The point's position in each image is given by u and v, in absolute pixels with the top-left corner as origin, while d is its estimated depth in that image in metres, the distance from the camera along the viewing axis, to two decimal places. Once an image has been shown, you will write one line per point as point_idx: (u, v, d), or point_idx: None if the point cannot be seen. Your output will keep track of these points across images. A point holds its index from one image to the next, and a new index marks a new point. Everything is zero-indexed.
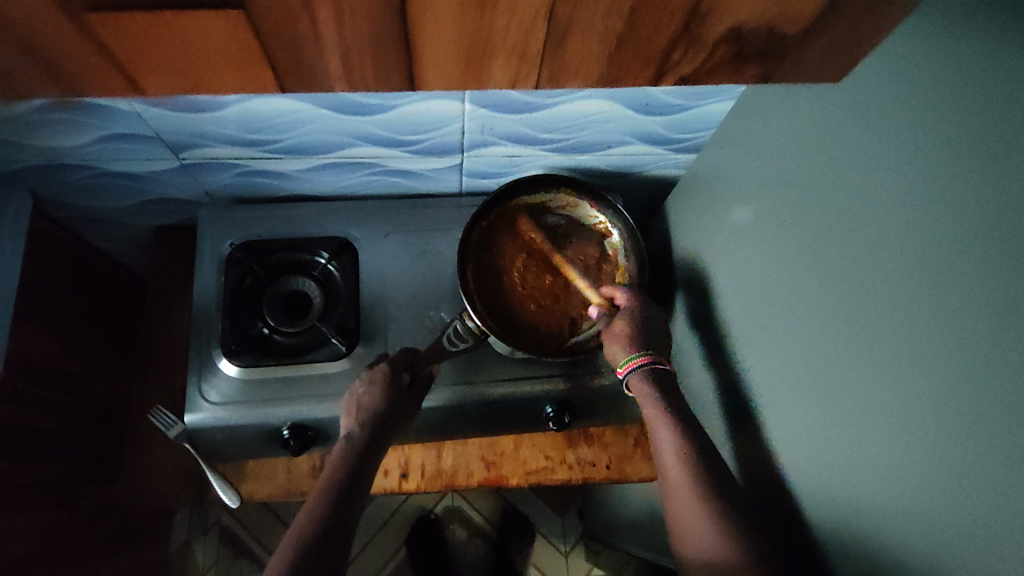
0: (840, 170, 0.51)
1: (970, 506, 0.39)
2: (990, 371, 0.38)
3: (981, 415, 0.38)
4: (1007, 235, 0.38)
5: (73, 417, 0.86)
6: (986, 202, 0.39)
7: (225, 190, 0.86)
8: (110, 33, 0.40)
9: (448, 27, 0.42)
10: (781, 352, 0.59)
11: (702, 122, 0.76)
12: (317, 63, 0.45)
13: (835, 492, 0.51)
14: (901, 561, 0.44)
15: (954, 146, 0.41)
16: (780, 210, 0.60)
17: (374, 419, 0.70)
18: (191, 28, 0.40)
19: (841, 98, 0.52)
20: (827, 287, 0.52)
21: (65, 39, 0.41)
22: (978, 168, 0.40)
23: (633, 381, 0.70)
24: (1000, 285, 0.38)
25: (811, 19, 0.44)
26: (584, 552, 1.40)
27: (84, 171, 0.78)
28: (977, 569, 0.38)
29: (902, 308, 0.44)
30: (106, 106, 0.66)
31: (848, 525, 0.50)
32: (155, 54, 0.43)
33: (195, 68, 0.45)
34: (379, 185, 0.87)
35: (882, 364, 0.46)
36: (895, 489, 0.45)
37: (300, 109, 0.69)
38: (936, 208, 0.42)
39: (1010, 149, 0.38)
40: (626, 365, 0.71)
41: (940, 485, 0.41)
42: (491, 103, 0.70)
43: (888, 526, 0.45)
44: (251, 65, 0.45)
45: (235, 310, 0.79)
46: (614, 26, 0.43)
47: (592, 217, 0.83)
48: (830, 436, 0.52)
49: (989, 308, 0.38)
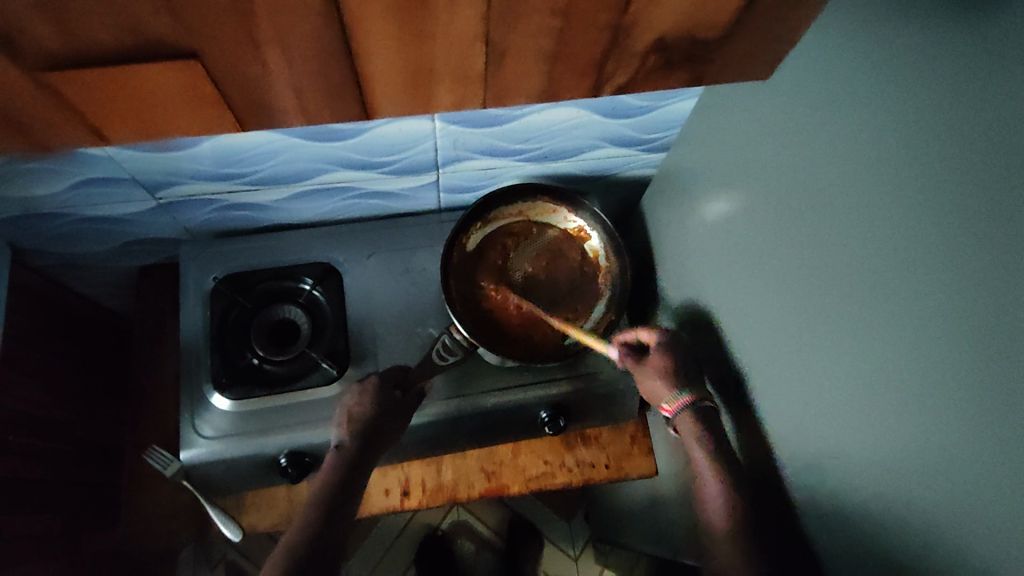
0: (803, 159, 0.53)
1: (949, 487, 0.40)
2: (959, 345, 0.39)
3: (951, 390, 0.39)
4: (964, 208, 0.39)
5: (74, 469, 0.85)
6: (940, 181, 0.40)
7: (204, 225, 0.86)
8: (73, 93, 0.41)
9: (391, 57, 0.43)
10: (766, 339, 0.60)
11: (666, 123, 0.78)
12: (270, 96, 0.45)
13: (821, 468, 0.52)
14: (891, 536, 0.45)
15: (905, 130, 0.43)
16: (751, 200, 0.61)
17: (363, 428, 0.71)
18: (137, 77, 0.41)
19: (797, 89, 0.54)
20: (802, 274, 0.54)
21: (31, 103, 0.42)
22: (928, 149, 0.41)
23: (679, 420, 0.68)
24: (962, 260, 0.39)
25: (727, 23, 0.45)
26: (594, 554, 1.41)
27: (63, 219, 0.78)
28: (967, 543, 0.39)
29: (872, 291, 0.46)
30: (80, 153, 0.67)
31: (837, 503, 0.51)
32: (103, 108, 0.44)
33: (138, 117, 0.45)
34: (358, 208, 0.88)
35: (855, 346, 0.48)
36: (878, 473, 0.46)
37: (272, 141, 0.70)
38: (895, 190, 0.44)
39: (953, 129, 0.40)
40: (672, 404, 0.68)
41: (919, 468, 0.42)
42: (462, 119, 0.71)
43: (873, 499, 0.47)
44: (198, 111, 0.46)
45: (223, 344, 0.79)
46: (545, 47, 0.44)
47: (571, 222, 0.84)
48: (815, 414, 0.53)
49: (953, 283, 0.39)
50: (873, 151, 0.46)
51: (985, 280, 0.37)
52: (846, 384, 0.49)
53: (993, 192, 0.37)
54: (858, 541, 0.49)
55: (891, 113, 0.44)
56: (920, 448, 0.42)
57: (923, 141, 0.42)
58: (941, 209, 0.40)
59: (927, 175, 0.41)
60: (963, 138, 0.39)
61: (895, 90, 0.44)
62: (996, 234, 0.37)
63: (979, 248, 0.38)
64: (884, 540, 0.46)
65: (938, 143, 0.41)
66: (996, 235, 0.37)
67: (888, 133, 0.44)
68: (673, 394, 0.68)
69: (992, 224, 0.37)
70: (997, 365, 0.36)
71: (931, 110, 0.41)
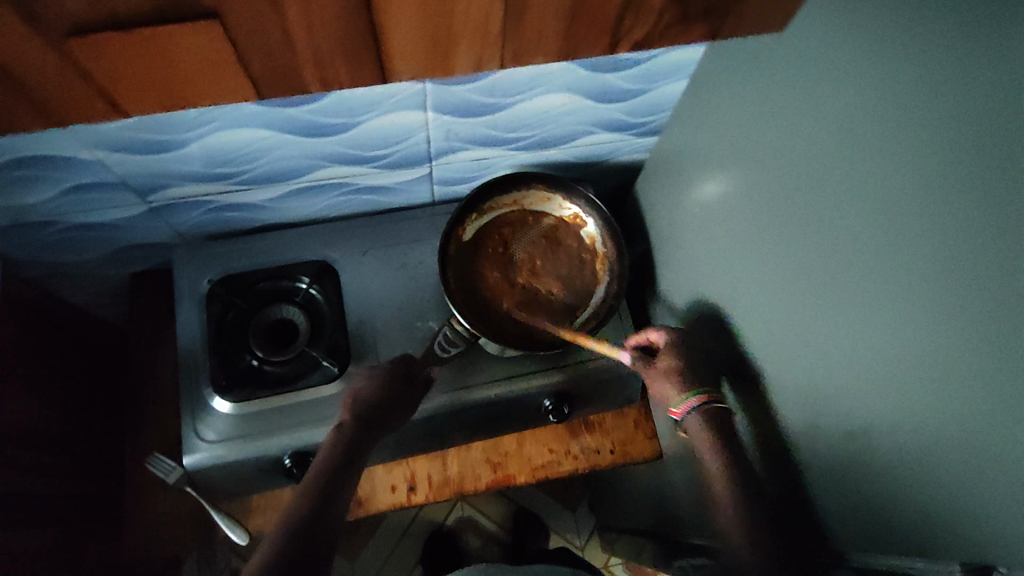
0: (794, 130, 0.53)
1: (956, 434, 0.40)
2: (955, 297, 0.39)
3: (949, 338, 0.40)
4: (957, 159, 0.39)
5: (80, 479, 0.84)
6: (933, 134, 0.41)
7: (197, 228, 0.85)
8: (91, 57, 0.41)
9: (411, 15, 0.43)
10: (765, 312, 0.61)
11: (657, 105, 0.78)
12: (283, 68, 0.46)
13: (829, 435, 0.53)
14: (902, 495, 0.46)
15: (894, 86, 0.43)
16: (745, 177, 0.62)
17: (368, 410, 0.70)
18: (151, 46, 0.41)
19: (785, 60, 0.54)
20: (799, 245, 0.54)
21: (49, 69, 0.42)
22: (918, 103, 0.42)
23: (689, 421, 0.65)
24: (954, 207, 0.39)
25: None
26: (600, 543, 1.42)
27: (54, 227, 0.77)
28: (977, 492, 0.39)
29: (871, 255, 0.46)
30: (68, 157, 0.66)
31: (849, 468, 0.51)
32: (128, 73, 0.44)
33: (153, 90, 0.46)
34: (352, 204, 0.88)
35: (854, 313, 0.48)
36: (883, 434, 0.47)
37: (262, 137, 0.69)
38: (887, 149, 0.44)
39: (942, 79, 0.40)
40: (682, 406, 0.65)
41: (923, 424, 0.43)
42: (452, 109, 0.71)
43: (886, 461, 0.47)
44: (211, 87, 0.47)
45: (222, 346, 0.78)
46: (564, 4, 0.45)
47: (566, 209, 0.84)
48: (819, 383, 0.53)
49: (950, 234, 0.40)
50: (866, 113, 0.46)
51: (983, 223, 0.38)
52: (847, 351, 0.49)
53: (984, 140, 0.37)
54: (872, 503, 0.49)
55: (880, 74, 0.45)
56: (923, 404, 0.42)
57: (913, 98, 0.42)
58: (933, 163, 0.41)
59: (919, 129, 0.42)
60: (954, 86, 0.39)
61: (882, 48, 0.44)
62: (989, 181, 0.37)
63: (972, 194, 0.38)
64: (893, 500, 0.47)
65: (929, 98, 0.41)
66: (993, 175, 0.37)
67: (878, 92, 0.45)
68: (684, 395, 0.66)
69: (985, 171, 0.37)
70: (992, 308, 0.37)
71: (920, 67, 0.42)
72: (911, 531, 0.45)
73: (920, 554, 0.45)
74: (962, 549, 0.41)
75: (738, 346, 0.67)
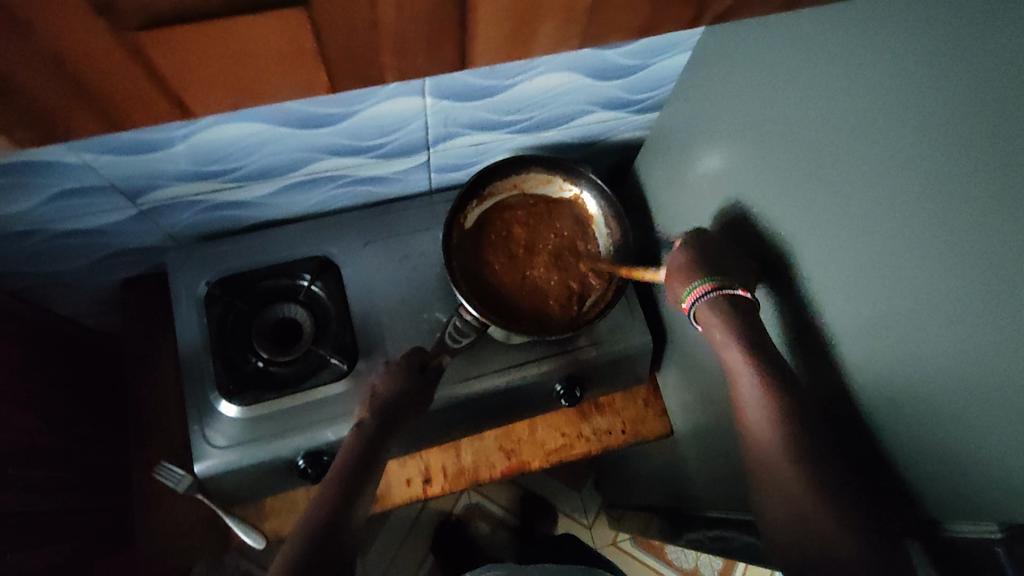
0: (798, 103, 0.53)
1: (979, 402, 0.40)
2: (974, 264, 0.40)
3: (974, 304, 0.40)
4: (976, 127, 0.39)
5: (90, 493, 0.82)
6: (946, 105, 0.40)
7: (188, 228, 0.83)
8: (160, 45, 0.40)
9: None
10: (775, 270, 0.60)
11: (656, 80, 0.77)
12: (354, 51, 0.44)
13: (842, 397, 0.53)
14: (918, 465, 0.46)
15: (903, 60, 0.43)
16: (750, 143, 0.61)
17: (385, 404, 0.69)
18: (220, 35, 0.40)
19: (790, 31, 0.53)
20: (809, 204, 0.53)
21: (100, 56, 0.39)
22: (929, 76, 0.41)
23: (699, 310, 0.63)
24: (969, 178, 0.39)
25: None
26: (607, 520, 1.43)
27: (41, 235, 0.74)
28: (1002, 460, 0.40)
29: (887, 217, 0.46)
30: (50, 163, 0.63)
31: (864, 441, 0.51)
32: (200, 63, 0.42)
33: (222, 76, 0.44)
34: (348, 196, 0.86)
35: (872, 271, 0.48)
36: (900, 402, 0.47)
37: (253, 132, 0.67)
38: (897, 121, 0.44)
39: (953, 49, 0.40)
40: (690, 296, 0.64)
41: (944, 387, 0.43)
42: (449, 93, 0.69)
43: (898, 431, 0.47)
44: (230, 88, 0.45)
45: (224, 349, 0.76)
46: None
47: (566, 191, 0.84)
48: (833, 339, 0.53)
49: (965, 206, 0.40)
50: (872, 83, 0.45)
51: (997, 195, 0.38)
52: (862, 318, 0.49)
53: (997, 108, 0.37)
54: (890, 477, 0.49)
55: (886, 42, 0.44)
56: (944, 369, 0.43)
57: (922, 66, 0.42)
58: (943, 132, 0.41)
59: (934, 103, 0.41)
60: (968, 56, 0.39)
61: (891, 20, 0.44)
62: (1003, 146, 0.37)
63: (988, 165, 0.38)
64: (909, 466, 0.47)
65: (944, 68, 0.40)
66: (1012, 147, 0.37)
67: (889, 65, 0.44)
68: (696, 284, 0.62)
69: (997, 135, 0.38)
70: (1014, 272, 0.37)
71: (927, 34, 0.41)
72: (929, 494, 0.46)
73: (948, 520, 0.44)
74: (994, 508, 0.41)
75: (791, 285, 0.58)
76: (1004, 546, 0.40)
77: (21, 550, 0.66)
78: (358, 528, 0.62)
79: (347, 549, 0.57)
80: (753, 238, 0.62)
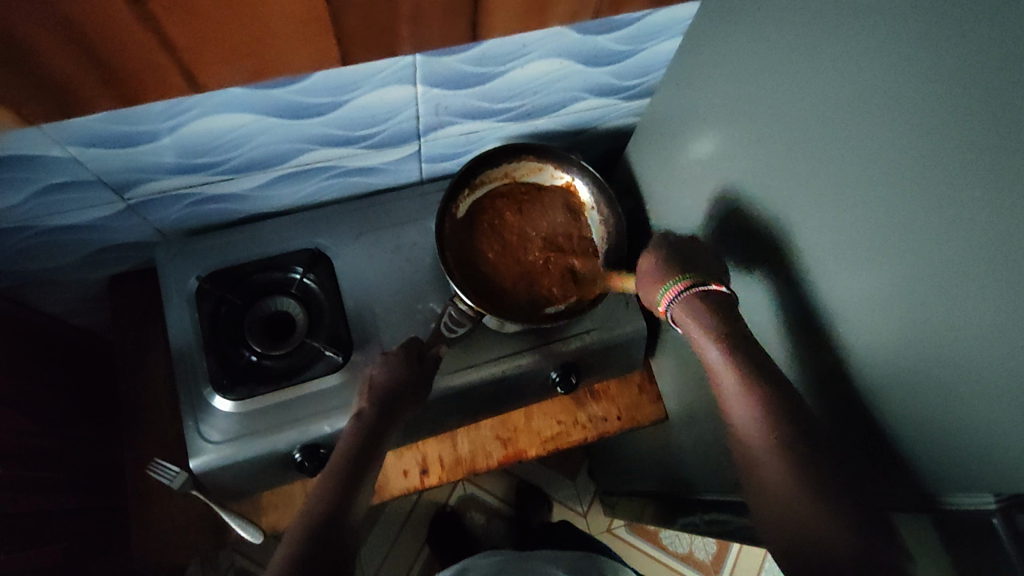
0: (789, 85, 0.53)
1: (972, 376, 0.41)
2: (968, 243, 0.40)
3: (969, 279, 0.40)
4: (963, 103, 0.39)
5: (82, 492, 0.81)
6: (933, 83, 0.41)
7: (176, 223, 0.81)
8: None
9: None
10: (765, 255, 0.60)
11: (646, 66, 0.77)
12: None
13: (836, 376, 0.54)
14: (913, 439, 0.47)
15: (889, 39, 0.44)
16: (739, 128, 0.61)
17: (384, 394, 0.69)
18: None
19: (776, 14, 0.54)
20: (801, 189, 0.54)
21: None
22: (913, 55, 0.42)
23: (678, 311, 0.62)
24: (958, 154, 0.40)
25: None
26: (601, 508, 1.44)
27: (26, 232, 0.73)
28: (992, 427, 0.40)
29: (880, 199, 0.46)
30: (35, 157, 0.62)
31: (858, 419, 0.52)
32: None
33: None
34: (339, 188, 0.85)
35: (866, 254, 0.48)
36: (892, 380, 0.48)
37: (240, 123, 0.66)
38: (886, 101, 0.44)
39: (938, 27, 0.40)
40: (666, 295, 0.63)
41: (937, 363, 0.44)
42: (441, 81, 0.69)
43: (893, 407, 0.48)
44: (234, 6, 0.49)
45: (217, 343, 0.75)
46: None
47: (558, 178, 0.84)
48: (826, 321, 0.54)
49: (955, 182, 0.40)
50: (860, 63, 0.46)
51: (987, 169, 0.38)
52: (855, 297, 0.50)
53: (986, 83, 0.38)
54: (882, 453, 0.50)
55: (875, 20, 0.44)
56: (941, 345, 0.43)
57: (916, 44, 0.42)
58: (932, 109, 0.41)
59: (920, 81, 0.42)
60: (952, 33, 0.39)
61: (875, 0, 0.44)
62: (988, 119, 0.38)
63: (976, 141, 0.39)
64: (903, 439, 0.48)
65: (927, 45, 0.41)
66: (1001, 121, 0.37)
67: (876, 43, 0.44)
68: (670, 284, 0.62)
69: (985, 110, 0.38)
70: (1004, 245, 0.38)
71: (915, 11, 0.41)
72: (924, 468, 0.46)
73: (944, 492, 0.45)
74: (987, 478, 0.42)
75: (778, 270, 0.59)
76: (1002, 515, 0.41)
77: (13, 550, 0.65)
78: (359, 518, 0.61)
79: (348, 540, 0.57)
80: (739, 224, 0.63)
